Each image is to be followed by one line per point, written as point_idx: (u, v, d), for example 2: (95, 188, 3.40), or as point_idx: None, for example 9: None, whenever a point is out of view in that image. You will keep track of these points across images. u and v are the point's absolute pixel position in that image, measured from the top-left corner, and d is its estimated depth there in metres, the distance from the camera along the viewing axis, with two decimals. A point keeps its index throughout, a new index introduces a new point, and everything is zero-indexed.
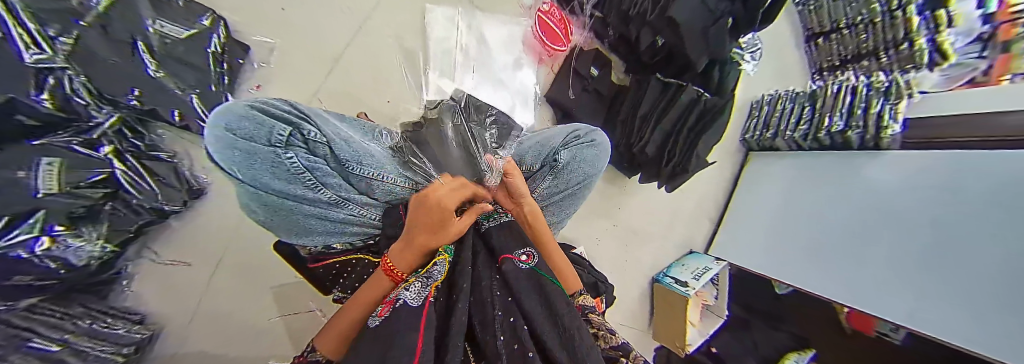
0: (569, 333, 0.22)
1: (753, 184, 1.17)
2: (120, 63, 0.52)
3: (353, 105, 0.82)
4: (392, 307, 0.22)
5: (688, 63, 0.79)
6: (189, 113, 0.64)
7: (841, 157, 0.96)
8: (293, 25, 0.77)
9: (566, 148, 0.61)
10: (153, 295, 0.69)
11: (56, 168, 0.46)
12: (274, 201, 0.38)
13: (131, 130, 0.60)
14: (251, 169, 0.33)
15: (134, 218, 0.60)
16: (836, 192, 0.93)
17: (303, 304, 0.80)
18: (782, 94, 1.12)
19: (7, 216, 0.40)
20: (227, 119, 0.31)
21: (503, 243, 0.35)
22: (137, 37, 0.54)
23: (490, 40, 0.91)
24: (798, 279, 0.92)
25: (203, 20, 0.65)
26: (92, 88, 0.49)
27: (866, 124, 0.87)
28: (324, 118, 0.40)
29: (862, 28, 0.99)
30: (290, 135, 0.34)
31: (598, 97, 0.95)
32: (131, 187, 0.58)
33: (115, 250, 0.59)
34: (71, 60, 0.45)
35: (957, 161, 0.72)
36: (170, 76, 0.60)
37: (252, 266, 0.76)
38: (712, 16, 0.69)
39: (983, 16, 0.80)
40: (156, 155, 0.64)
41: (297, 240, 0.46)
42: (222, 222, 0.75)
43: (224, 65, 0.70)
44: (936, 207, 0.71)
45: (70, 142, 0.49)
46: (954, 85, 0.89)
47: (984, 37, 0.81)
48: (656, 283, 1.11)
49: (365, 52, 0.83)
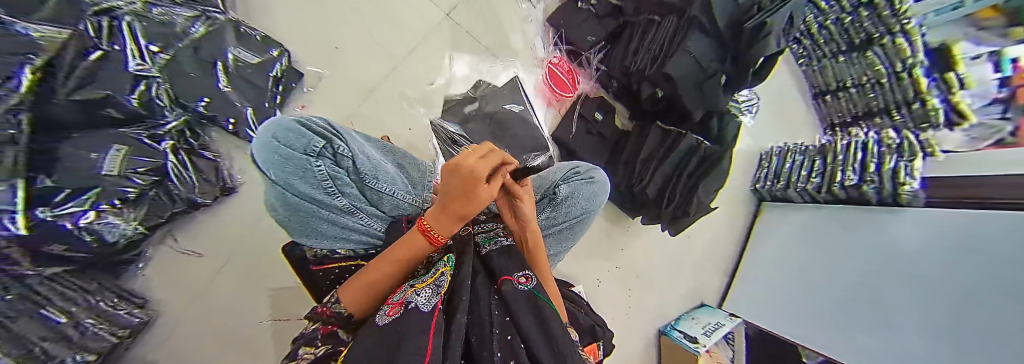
0: (563, 351, 0.23)
1: (769, 237, 1.11)
2: (197, 77, 0.65)
3: (379, 128, 0.92)
4: (404, 309, 0.23)
5: (686, 113, 0.84)
6: (241, 123, 0.74)
7: (860, 212, 0.89)
8: (342, 60, 0.90)
9: (565, 183, 0.65)
10: (160, 282, 0.72)
11: (121, 154, 0.55)
12: (295, 202, 0.41)
13: (190, 131, 0.71)
14: (284, 171, 0.38)
15: (168, 205, 0.66)
16: (850, 247, 0.86)
17: (296, 312, 0.80)
18: (791, 147, 1.13)
19: (67, 190, 0.46)
20: (276, 130, 0.38)
21: (504, 266, 0.36)
22: (217, 58, 0.67)
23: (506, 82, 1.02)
24: (821, 345, 0.82)
25: (273, 51, 0.78)
26: (171, 93, 0.62)
27: (881, 180, 0.84)
28: (353, 136, 0.47)
29: (868, 88, 1.01)
30: (324, 147, 0.40)
31: (602, 140, 1.00)
32: (175, 178, 0.65)
33: (144, 232, 0.64)
34: (163, 71, 0.59)
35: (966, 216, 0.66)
36: (236, 90, 0.72)
37: (256, 268, 0.78)
38: (704, 74, 0.74)
39: (999, 80, 0.79)
40: (201, 153, 0.72)
41: (306, 241, 0.48)
42: (238, 225, 0.79)
43: (280, 86, 0.81)
44: (953, 264, 0.63)
45: (139, 134, 0.59)
46: (981, 145, 0.84)
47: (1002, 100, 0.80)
48: (662, 336, 1.02)
49: (397, 85, 0.94)
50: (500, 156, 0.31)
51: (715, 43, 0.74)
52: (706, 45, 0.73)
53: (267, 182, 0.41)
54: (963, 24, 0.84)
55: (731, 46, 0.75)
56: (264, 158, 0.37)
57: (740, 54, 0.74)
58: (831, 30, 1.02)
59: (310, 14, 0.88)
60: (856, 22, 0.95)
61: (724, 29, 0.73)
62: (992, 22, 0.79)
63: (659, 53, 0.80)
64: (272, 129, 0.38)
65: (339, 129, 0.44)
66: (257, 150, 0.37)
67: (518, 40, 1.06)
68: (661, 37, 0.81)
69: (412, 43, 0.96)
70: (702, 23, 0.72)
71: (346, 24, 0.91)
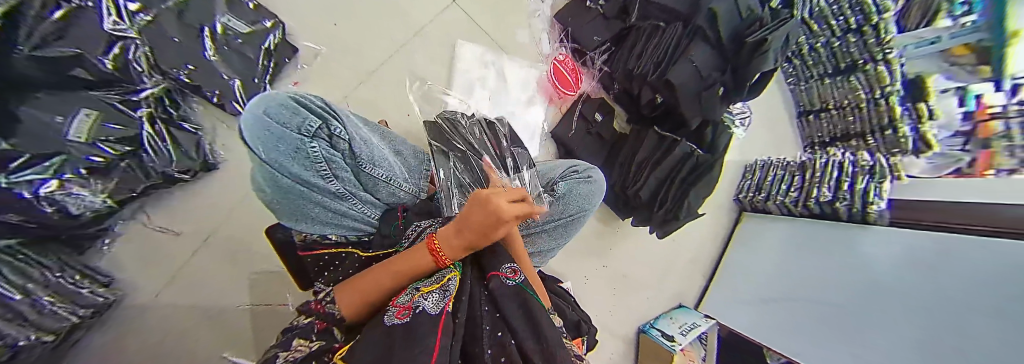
0: (550, 347, 0.24)
1: (747, 245, 1.17)
2: (179, 43, 0.60)
3: (375, 112, 0.89)
4: (411, 312, 0.22)
5: (683, 121, 0.84)
6: (227, 96, 0.70)
7: (831, 228, 0.94)
8: (340, 39, 0.86)
9: (563, 181, 0.67)
10: (131, 259, 0.68)
11: (90, 119, 0.51)
12: (286, 185, 0.39)
13: (171, 101, 0.65)
14: (276, 151, 0.36)
15: (142, 180, 0.61)
16: (820, 260, 0.91)
17: (278, 296, 0.77)
18: (773, 162, 1.18)
19: (25, 155, 0.41)
20: (267, 104, 0.36)
21: (492, 259, 0.35)
22: (204, 24, 0.63)
23: (511, 76, 1.01)
24: (785, 346, 0.87)
25: (267, 22, 0.74)
26: (150, 58, 0.57)
27: (853, 198, 0.88)
28: (351, 118, 0.46)
29: (850, 111, 1.07)
30: (320, 127, 0.39)
31: (599, 141, 1.00)
32: (151, 149, 0.61)
33: (114, 206, 0.59)
34: (143, 32, 0.54)
35: (934, 237, 0.70)
36: (223, 61, 0.67)
37: (234, 249, 0.74)
38: (704, 83, 0.75)
39: (964, 114, 0.88)
40: (181, 125, 0.67)
41: (295, 226, 0.45)
42: (217, 204, 0.74)
43: (272, 61, 0.76)
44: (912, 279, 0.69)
45: (112, 100, 0.54)
46: (942, 173, 0.94)
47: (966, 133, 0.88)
48: (642, 334, 1.06)
49: (400, 69, 0.91)
50: (529, 207, 0.32)
51: (715, 54, 0.75)
52: (707, 55, 0.74)
53: (255, 162, 0.38)
54: (937, 59, 0.90)
55: (733, 60, 0.76)
56: (254, 135, 0.34)
57: (738, 66, 0.75)
58: (820, 53, 1.07)
59: None
60: (844, 47, 1.00)
61: (725, 41, 0.74)
62: (963, 59, 0.85)
63: (663, 59, 0.81)
64: (262, 105, 0.36)
65: (336, 110, 0.43)
66: (244, 124, 0.34)
67: (524, 35, 1.05)
68: (664, 45, 0.81)
69: (417, 28, 0.93)
70: (707, 34, 0.74)
71: (345, 1, 0.86)
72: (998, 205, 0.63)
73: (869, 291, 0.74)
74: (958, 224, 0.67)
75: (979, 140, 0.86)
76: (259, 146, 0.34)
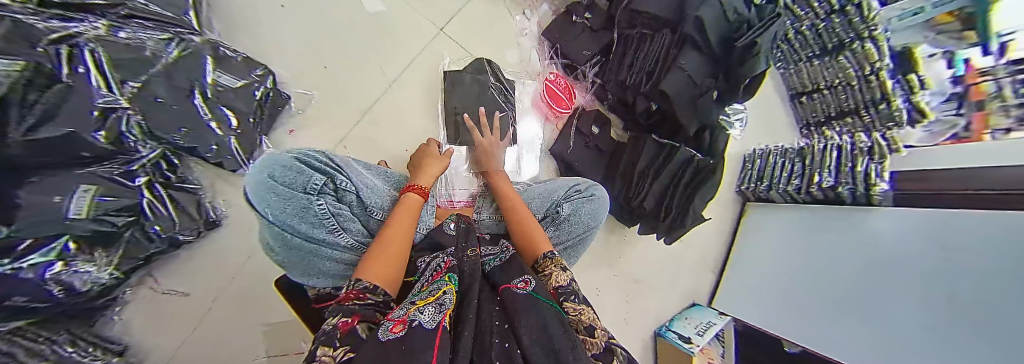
0: (557, 352, 0.25)
1: (753, 236, 1.17)
2: (174, 108, 0.60)
3: (375, 149, 0.89)
4: (408, 326, 0.24)
5: (681, 127, 0.86)
6: (223, 151, 0.71)
7: (837, 211, 0.94)
8: (331, 79, 0.86)
9: (567, 202, 0.68)
10: (141, 324, 0.67)
11: (88, 195, 0.50)
12: (300, 241, 0.49)
13: (168, 164, 0.66)
14: (284, 210, 0.47)
15: (146, 244, 0.61)
16: (829, 246, 0.90)
17: (293, 345, 0.76)
18: (772, 149, 1.18)
19: (31, 239, 0.41)
20: (273, 170, 0.48)
21: (505, 277, 0.39)
22: (194, 83, 0.62)
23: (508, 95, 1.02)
24: (810, 337, 0.84)
25: (256, 72, 0.74)
26: (144, 126, 0.57)
27: (855, 181, 0.88)
28: (354, 170, 0.58)
29: (840, 89, 1.07)
30: (323, 183, 0.50)
31: (598, 154, 1.01)
32: (151, 214, 0.61)
33: (121, 277, 0.60)
34: (133, 101, 0.53)
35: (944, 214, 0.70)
36: (217, 119, 0.67)
37: (244, 303, 0.74)
38: (698, 88, 0.76)
39: (954, 78, 0.90)
40: (182, 186, 0.68)
41: (306, 280, 0.54)
42: (223, 260, 0.74)
43: (265, 110, 0.76)
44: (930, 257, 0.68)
45: (111, 174, 0.54)
46: (939, 140, 0.94)
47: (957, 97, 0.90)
48: (659, 338, 1.05)
49: (393, 103, 0.91)
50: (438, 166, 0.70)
51: (707, 60, 0.76)
52: (700, 63, 0.74)
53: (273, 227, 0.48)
54: (921, 29, 0.93)
55: (724, 63, 0.77)
56: (261, 198, 0.46)
57: (730, 70, 0.77)
58: (806, 36, 1.08)
59: (296, 30, 0.84)
60: (830, 28, 1.01)
61: (715, 46, 0.73)
62: (947, 26, 0.88)
63: (655, 69, 0.82)
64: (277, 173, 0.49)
65: (341, 166, 0.55)
66: (257, 190, 0.46)
67: (514, 56, 1.05)
68: (653, 57, 0.82)
69: (404, 63, 0.93)
70: (696, 42, 0.73)
71: (334, 43, 0.87)
72: (1003, 170, 0.64)
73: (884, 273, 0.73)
74: (971, 197, 0.67)
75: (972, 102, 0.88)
76: (270, 205, 0.46)
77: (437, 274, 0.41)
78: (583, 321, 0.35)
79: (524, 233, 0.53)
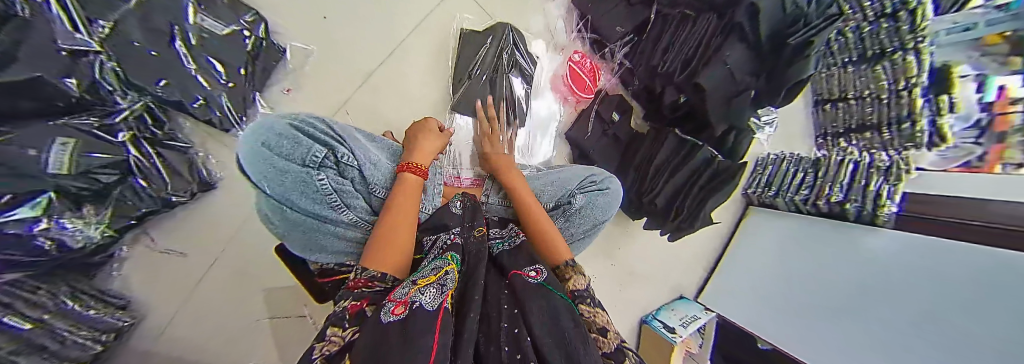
0: (567, 342, 0.22)
1: (752, 239, 1.21)
2: (157, 56, 0.53)
3: (373, 118, 0.81)
4: (408, 307, 0.22)
5: (707, 124, 0.81)
6: (213, 105, 0.61)
7: (836, 226, 0.95)
8: (335, 34, 0.78)
9: (581, 192, 0.67)
10: (141, 281, 0.67)
11: (69, 150, 0.45)
12: (301, 215, 0.47)
13: (152, 117, 0.59)
14: (282, 183, 0.44)
15: (136, 203, 0.57)
16: (820, 257, 0.93)
17: (295, 309, 0.77)
18: (786, 156, 1.18)
19: (8, 194, 0.39)
20: (269, 138, 0.45)
21: (514, 262, 0.37)
22: (174, 24, 0.54)
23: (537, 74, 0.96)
24: (783, 338, 0.91)
25: (247, 18, 0.64)
26: (118, 72, 0.50)
27: (864, 199, 0.89)
28: (358, 141, 0.53)
29: (868, 102, 1.04)
30: (324, 156, 0.47)
31: (615, 142, 0.97)
32: (139, 172, 0.56)
33: (114, 235, 0.57)
34: (106, 44, 0.47)
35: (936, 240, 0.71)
36: (205, 73, 0.59)
37: (245, 267, 0.73)
38: (736, 87, 0.71)
39: (983, 104, 0.83)
40: (171, 144, 0.62)
41: (310, 255, 0.52)
42: (219, 222, 0.71)
43: (259, 63, 0.68)
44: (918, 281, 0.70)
45: (88, 127, 0.48)
46: (950, 166, 0.91)
47: (983, 123, 0.84)
48: (644, 325, 1.13)
49: (404, 65, 0.84)
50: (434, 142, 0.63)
51: (752, 54, 0.70)
52: (743, 57, 0.69)
53: (273, 200, 0.47)
54: (967, 47, 0.87)
55: (767, 60, 0.71)
56: (259, 169, 0.43)
57: (775, 70, 0.72)
58: (848, 38, 1.01)
59: None
60: (874, 33, 0.94)
61: (763, 40, 0.67)
62: (995, 48, 0.81)
63: (693, 57, 0.75)
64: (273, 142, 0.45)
65: (344, 137, 0.51)
66: (252, 160, 0.43)
67: (538, 25, 0.98)
68: (694, 39, 0.76)
69: (418, 18, 0.85)
70: (744, 32, 0.66)
71: None
72: (1003, 204, 0.64)
73: (867, 291, 0.76)
74: (959, 225, 0.69)
75: (995, 132, 0.81)
76: (268, 178, 0.44)
77: (442, 251, 0.41)
78: (596, 322, 0.32)
79: (537, 232, 0.50)
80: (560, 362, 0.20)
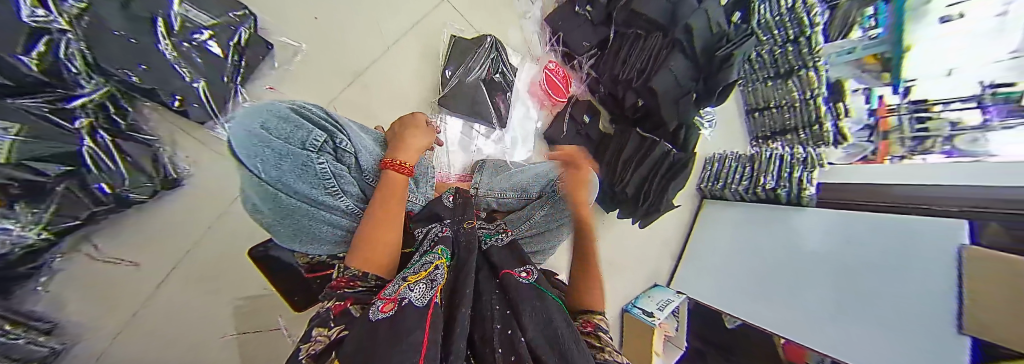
0: (558, 342, 0.23)
1: (708, 227, 1.34)
2: (136, 44, 0.50)
3: (369, 117, 0.83)
4: (397, 304, 0.22)
5: (661, 122, 0.94)
6: (190, 99, 0.58)
7: (774, 209, 1.14)
8: (325, 33, 0.78)
9: (563, 183, 0.69)
10: (78, 298, 0.57)
11: (13, 135, 0.39)
12: (293, 206, 0.39)
13: (115, 106, 0.54)
14: (278, 170, 0.35)
15: (87, 205, 0.51)
16: (770, 241, 1.10)
17: (270, 321, 0.72)
18: (728, 154, 1.36)
19: None
20: (263, 117, 0.35)
21: (505, 261, 0.37)
22: (156, 14, 0.52)
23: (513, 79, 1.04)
24: (756, 317, 1.01)
25: (234, 13, 0.64)
26: (88, 56, 0.46)
27: (791, 186, 1.08)
28: (350, 128, 0.48)
29: (787, 109, 1.26)
30: (324, 140, 0.40)
31: (587, 141, 1.05)
32: (92, 164, 0.49)
33: (50, 239, 0.49)
34: (75, 24, 0.44)
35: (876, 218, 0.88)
36: (184, 58, 0.56)
37: (210, 274, 0.67)
38: (682, 90, 0.86)
39: (869, 111, 1.12)
40: (134, 136, 0.56)
41: (295, 244, 0.46)
42: (181, 226, 0.65)
43: (242, 60, 0.66)
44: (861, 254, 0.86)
45: (42, 110, 0.43)
46: (851, 160, 1.18)
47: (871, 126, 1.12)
48: (625, 314, 1.17)
49: (390, 66, 0.86)
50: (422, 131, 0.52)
51: (691, 65, 0.85)
52: (684, 66, 0.84)
53: (256, 186, 0.37)
54: (851, 66, 1.12)
55: (703, 69, 0.88)
56: (253, 153, 0.33)
57: (710, 76, 0.88)
58: (765, 59, 1.22)
59: None
60: (785, 54, 1.15)
61: (698, 53, 0.84)
62: (872, 66, 1.08)
63: (645, 67, 0.89)
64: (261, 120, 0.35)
65: (339, 122, 0.45)
66: (237, 140, 0.32)
67: (515, 36, 1.07)
68: (647, 53, 0.90)
69: (408, 23, 0.89)
70: (683, 47, 0.84)
71: None
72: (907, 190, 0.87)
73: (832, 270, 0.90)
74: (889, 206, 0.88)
75: (880, 132, 1.11)
76: (261, 163, 0.34)
77: (433, 244, 0.39)
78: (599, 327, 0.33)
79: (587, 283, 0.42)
80: (553, 361, 0.21)
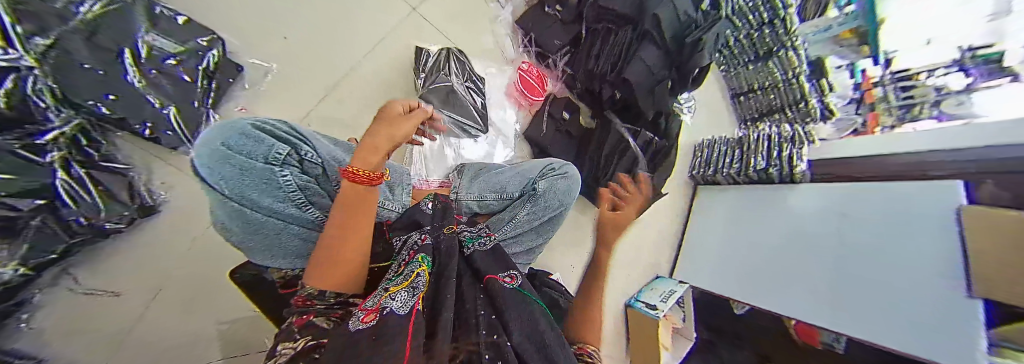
0: (545, 348, 0.22)
1: (704, 213, 1.32)
2: (104, 76, 0.51)
3: (346, 132, 0.84)
4: (378, 314, 0.19)
5: (640, 112, 0.93)
6: (161, 126, 0.60)
7: (767, 189, 1.12)
8: (297, 53, 0.80)
9: (541, 179, 0.69)
10: (61, 331, 0.58)
11: None
12: (260, 220, 0.39)
13: (86, 138, 0.55)
14: (241, 186, 0.35)
15: (54, 237, 0.50)
16: (766, 221, 1.08)
17: (258, 342, 0.72)
18: (716, 139, 1.35)
19: None
20: (223, 135, 0.35)
21: (489, 266, 0.35)
22: (122, 44, 0.53)
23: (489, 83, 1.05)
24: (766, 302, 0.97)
25: (201, 39, 0.65)
26: (55, 90, 0.48)
27: (782, 164, 1.05)
28: (317, 139, 0.48)
29: (770, 91, 1.26)
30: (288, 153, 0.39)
31: (569, 138, 1.05)
32: (69, 200, 0.50)
33: (29, 274, 0.49)
34: (42, 58, 0.44)
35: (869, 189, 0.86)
36: (151, 86, 0.58)
37: (192, 299, 0.67)
38: (655, 79, 0.86)
39: (853, 85, 1.11)
40: (107, 166, 0.57)
41: (265, 261, 0.46)
42: (162, 253, 0.66)
43: (213, 84, 0.68)
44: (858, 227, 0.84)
45: (12, 147, 0.44)
46: (843, 134, 1.15)
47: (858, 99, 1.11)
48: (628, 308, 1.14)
49: (364, 80, 0.88)
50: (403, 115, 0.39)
51: (662, 52, 0.86)
52: (655, 54, 0.84)
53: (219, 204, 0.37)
54: (830, 44, 1.10)
55: (675, 57, 0.88)
56: (215, 171, 0.33)
57: (682, 63, 0.88)
58: (742, 43, 1.22)
59: None
60: (761, 37, 1.15)
61: (668, 40, 0.84)
62: (848, 42, 1.06)
63: (618, 60, 0.91)
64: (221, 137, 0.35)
65: (303, 133, 0.44)
66: (199, 158, 0.33)
67: (488, 40, 1.09)
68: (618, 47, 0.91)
69: (379, 35, 0.91)
70: (653, 36, 0.83)
71: (283, 10, 0.79)
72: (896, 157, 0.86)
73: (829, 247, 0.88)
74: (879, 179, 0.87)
75: (867, 104, 1.10)
76: (222, 181, 0.34)
77: (412, 254, 0.35)
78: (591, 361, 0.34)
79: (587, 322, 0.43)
80: None
